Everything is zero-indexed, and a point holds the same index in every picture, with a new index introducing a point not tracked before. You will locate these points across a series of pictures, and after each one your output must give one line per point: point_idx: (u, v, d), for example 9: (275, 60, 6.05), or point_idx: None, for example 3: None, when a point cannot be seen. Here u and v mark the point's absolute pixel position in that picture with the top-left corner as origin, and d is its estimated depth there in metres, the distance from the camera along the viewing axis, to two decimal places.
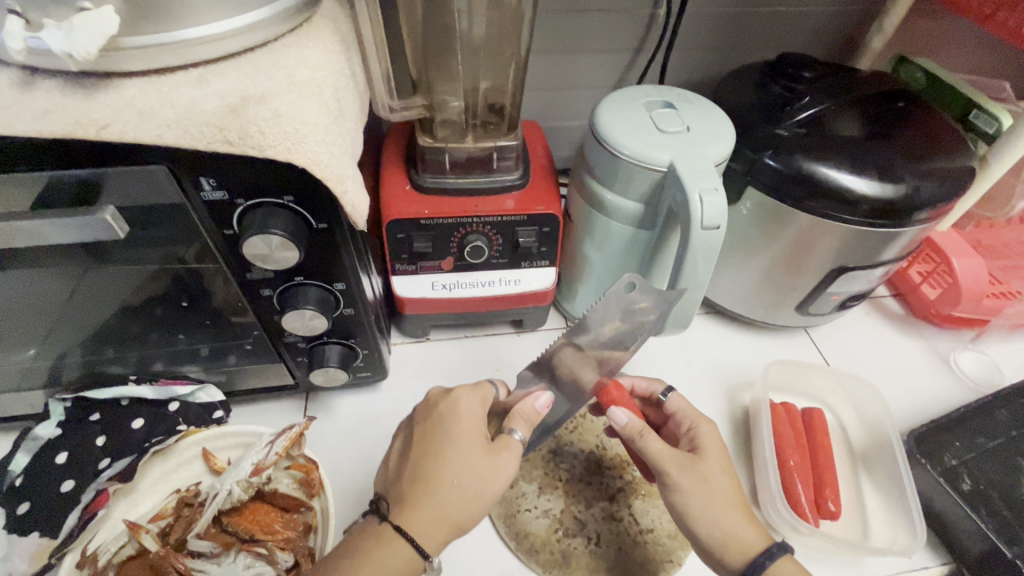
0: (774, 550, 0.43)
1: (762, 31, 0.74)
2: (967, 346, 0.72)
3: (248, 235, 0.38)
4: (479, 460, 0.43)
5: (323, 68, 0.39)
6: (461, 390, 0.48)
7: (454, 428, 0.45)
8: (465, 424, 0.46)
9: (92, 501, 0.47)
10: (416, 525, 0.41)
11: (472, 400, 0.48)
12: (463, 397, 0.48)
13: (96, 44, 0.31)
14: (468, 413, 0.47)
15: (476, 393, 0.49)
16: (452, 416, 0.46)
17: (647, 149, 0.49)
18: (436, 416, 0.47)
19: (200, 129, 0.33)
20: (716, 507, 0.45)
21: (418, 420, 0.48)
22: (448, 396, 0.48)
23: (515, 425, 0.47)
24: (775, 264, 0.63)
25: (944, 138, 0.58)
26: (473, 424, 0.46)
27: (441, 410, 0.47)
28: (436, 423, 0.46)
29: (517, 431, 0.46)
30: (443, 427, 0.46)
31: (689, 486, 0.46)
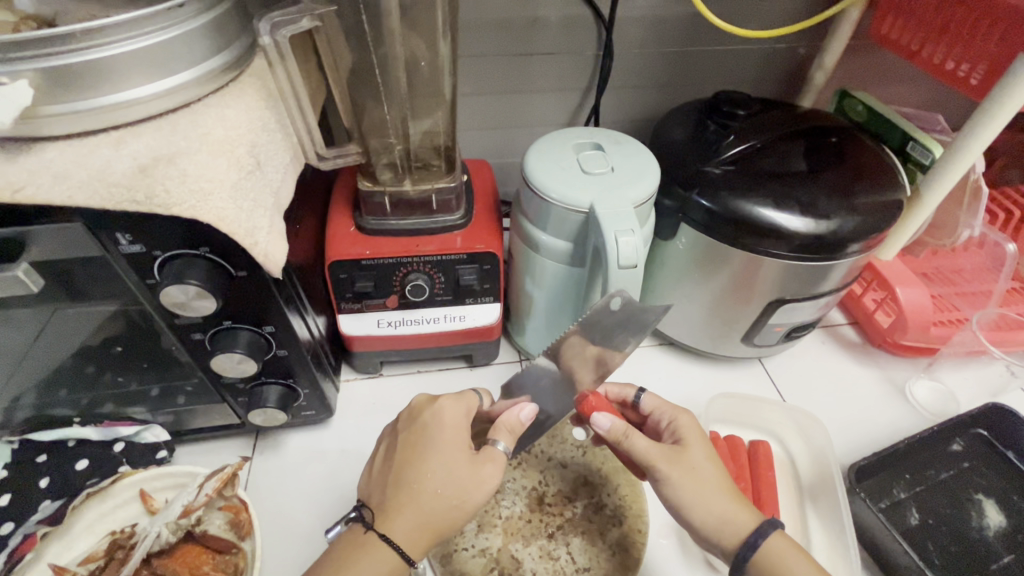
0: (765, 528, 0.44)
1: (707, 68, 0.76)
2: (921, 375, 0.72)
3: (165, 285, 0.40)
4: (462, 470, 0.44)
5: (243, 125, 0.41)
6: (446, 399, 0.49)
7: (438, 438, 0.46)
8: (448, 434, 0.46)
9: (20, 545, 0.48)
10: (398, 532, 0.42)
11: (456, 410, 0.48)
12: (449, 406, 0.49)
13: (11, 114, 0.33)
14: (451, 423, 0.47)
15: (460, 403, 0.49)
16: (436, 425, 0.47)
17: (571, 191, 0.51)
18: (421, 424, 0.47)
19: (109, 190, 0.35)
20: (701, 493, 0.45)
21: (402, 427, 0.48)
22: (433, 406, 0.48)
23: (498, 436, 0.48)
24: (718, 297, 0.63)
25: (874, 173, 0.59)
26: (458, 433, 0.47)
27: (426, 419, 0.48)
28: (421, 432, 0.47)
29: (501, 442, 0.47)
30: (427, 437, 0.46)
31: (677, 475, 0.46)
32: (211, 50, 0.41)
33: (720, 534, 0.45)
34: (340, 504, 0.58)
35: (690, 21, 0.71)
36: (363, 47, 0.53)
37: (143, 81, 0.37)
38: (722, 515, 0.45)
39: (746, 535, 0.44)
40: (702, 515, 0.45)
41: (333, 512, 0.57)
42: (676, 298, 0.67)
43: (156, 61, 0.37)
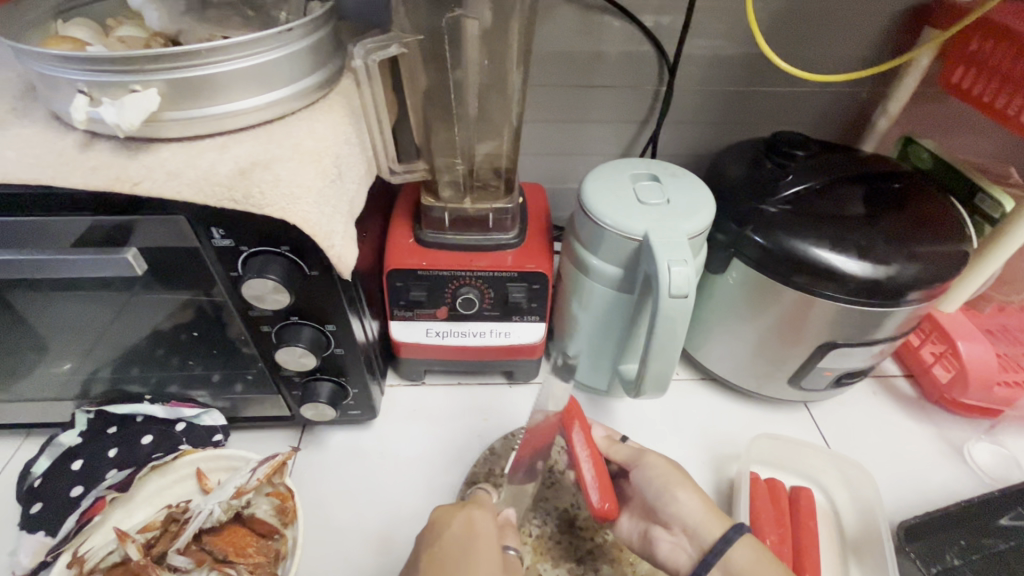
0: (731, 535, 0.47)
1: (766, 108, 0.77)
2: (981, 437, 0.68)
3: (248, 278, 0.44)
4: None
5: (329, 138, 0.45)
6: (475, 509, 0.48)
7: (471, 550, 0.45)
8: (483, 544, 0.45)
9: (90, 507, 0.51)
10: None
11: (486, 519, 0.48)
12: (478, 516, 0.48)
13: (139, 117, 0.38)
14: (484, 531, 0.46)
15: (488, 512, 0.49)
16: (467, 537, 0.46)
17: (626, 220, 0.52)
18: (452, 533, 0.46)
19: (212, 189, 0.39)
20: (672, 486, 0.52)
21: (425, 541, 0.46)
22: (464, 514, 0.47)
23: (507, 540, 0.50)
24: (767, 335, 0.62)
25: (938, 223, 0.58)
26: (491, 544, 0.46)
27: (456, 530, 0.46)
28: (452, 547, 0.45)
29: (511, 547, 0.49)
30: (462, 548, 0.45)
31: (656, 465, 0.54)
32: (310, 69, 0.45)
33: (702, 531, 0.49)
34: (377, 504, 0.60)
35: (752, 63, 0.73)
36: (440, 72, 0.57)
37: (248, 95, 0.42)
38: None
39: (713, 543, 0.48)
40: (683, 514, 0.50)
41: (370, 512, 0.59)
42: (721, 333, 0.67)
43: (264, 77, 0.42)
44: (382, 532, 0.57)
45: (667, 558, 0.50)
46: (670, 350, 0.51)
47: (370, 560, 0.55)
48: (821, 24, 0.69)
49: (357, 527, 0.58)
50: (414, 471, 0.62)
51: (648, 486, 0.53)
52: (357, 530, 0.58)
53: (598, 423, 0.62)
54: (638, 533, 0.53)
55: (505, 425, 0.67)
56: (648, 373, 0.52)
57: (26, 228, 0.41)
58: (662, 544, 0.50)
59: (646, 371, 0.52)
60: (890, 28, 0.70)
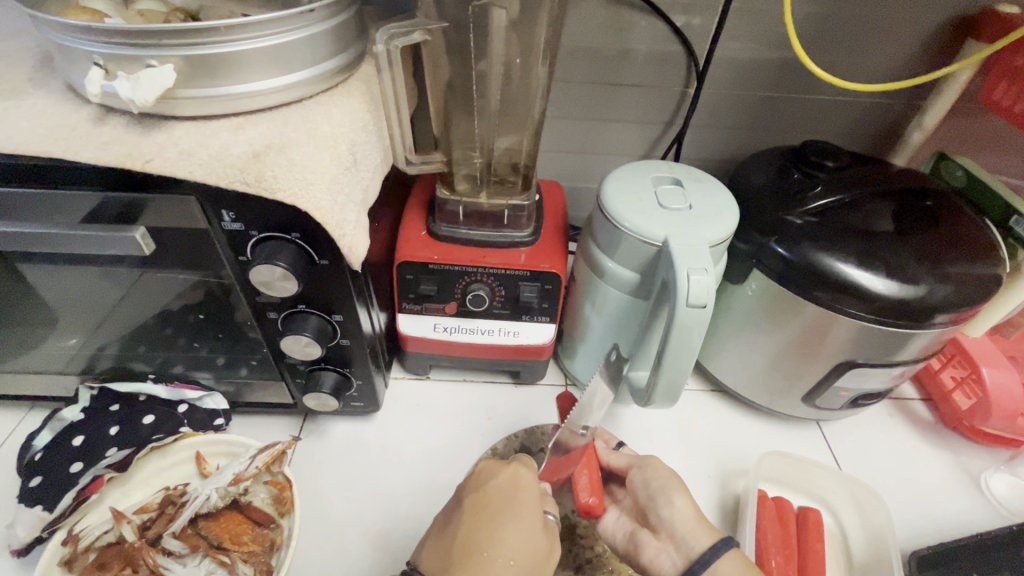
0: (720, 546, 0.45)
1: (796, 116, 0.75)
2: (1000, 467, 0.66)
3: (256, 263, 0.42)
4: (537, 537, 0.43)
5: (346, 125, 0.44)
6: (522, 466, 0.48)
7: (514, 502, 0.45)
8: (525, 500, 0.45)
9: (88, 486, 0.50)
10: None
11: (531, 477, 0.47)
12: (523, 473, 0.47)
13: (154, 94, 0.37)
14: (528, 487, 0.46)
15: (534, 473, 0.48)
16: (511, 488, 0.46)
17: (645, 223, 0.51)
18: (495, 485, 0.46)
19: (224, 169, 0.38)
20: (663, 494, 0.50)
21: (471, 490, 0.47)
22: (509, 470, 0.47)
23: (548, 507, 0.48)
24: (785, 350, 0.61)
25: (972, 244, 0.56)
26: (535, 501, 0.45)
27: (501, 481, 0.46)
28: (493, 497, 0.45)
29: (552, 513, 0.47)
30: (505, 500, 0.45)
31: (653, 470, 0.52)
32: (330, 53, 0.44)
33: (690, 539, 0.47)
34: (374, 498, 0.59)
35: (783, 68, 0.70)
36: (464, 62, 0.56)
37: (266, 76, 0.41)
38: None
39: (701, 554, 0.45)
40: (674, 519, 0.48)
41: (366, 507, 0.58)
42: (736, 344, 0.65)
43: (283, 57, 0.41)
44: (378, 527, 0.57)
45: (650, 562, 0.49)
46: (683, 362, 0.49)
47: (367, 554, 0.54)
48: (859, 31, 0.67)
49: (353, 520, 0.57)
50: (414, 467, 0.61)
51: (641, 490, 0.52)
52: (353, 523, 0.57)
53: (600, 430, 0.61)
54: (624, 531, 0.52)
55: (509, 425, 0.66)
56: (657, 384, 0.51)
57: (36, 200, 0.40)
58: (648, 548, 0.49)
59: (655, 381, 0.51)
60: (932, 38, 0.67)
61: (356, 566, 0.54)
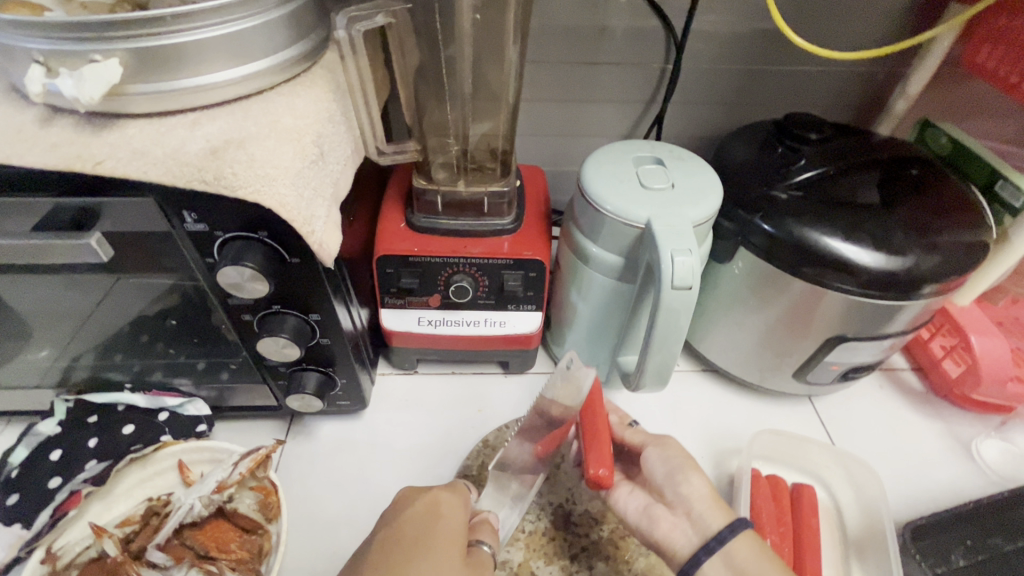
0: (736, 524, 0.44)
1: (778, 89, 0.74)
2: (991, 434, 0.66)
3: (223, 265, 0.41)
4: (450, 570, 0.39)
5: (310, 116, 0.42)
6: (442, 492, 0.46)
7: (430, 532, 0.42)
8: (441, 532, 0.42)
9: (65, 501, 0.49)
10: None
11: (453, 503, 0.45)
12: (445, 500, 0.45)
13: (100, 91, 0.35)
14: (447, 517, 0.43)
15: (458, 496, 0.46)
16: (427, 517, 0.43)
17: (627, 206, 0.49)
18: (412, 513, 0.43)
19: (181, 168, 0.36)
20: (679, 470, 0.49)
21: (385, 523, 0.44)
22: (427, 495, 0.45)
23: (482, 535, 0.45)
24: (774, 327, 0.60)
25: (958, 211, 0.55)
26: (456, 532, 0.42)
27: (416, 511, 0.43)
28: (402, 532, 0.42)
29: (487, 542, 0.45)
30: (421, 531, 0.42)
31: (672, 448, 0.51)
32: (289, 40, 0.42)
33: (708, 517, 0.45)
34: (365, 497, 0.58)
35: (763, 39, 0.69)
36: (433, 46, 0.53)
37: (221, 67, 0.39)
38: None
39: (718, 531, 0.45)
40: (690, 497, 0.47)
41: (357, 507, 0.57)
42: (725, 323, 0.64)
43: (237, 47, 0.39)
44: (370, 526, 0.56)
45: (663, 538, 0.47)
46: (670, 345, 0.48)
47: None
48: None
49: (344, 520, 0.56)
50: (404, 463, 0.61)
51: (658, 466, 0.50)
52: (344, 523, 0.56)
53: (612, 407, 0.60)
54: (635, 507, 0.50)
55: (501, 416, 0.65)
56: (646, 368, 0.50)
57: None
58: (662, 523, 0.48)
59: (644, 365, 0.50)
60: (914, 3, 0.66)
61: None
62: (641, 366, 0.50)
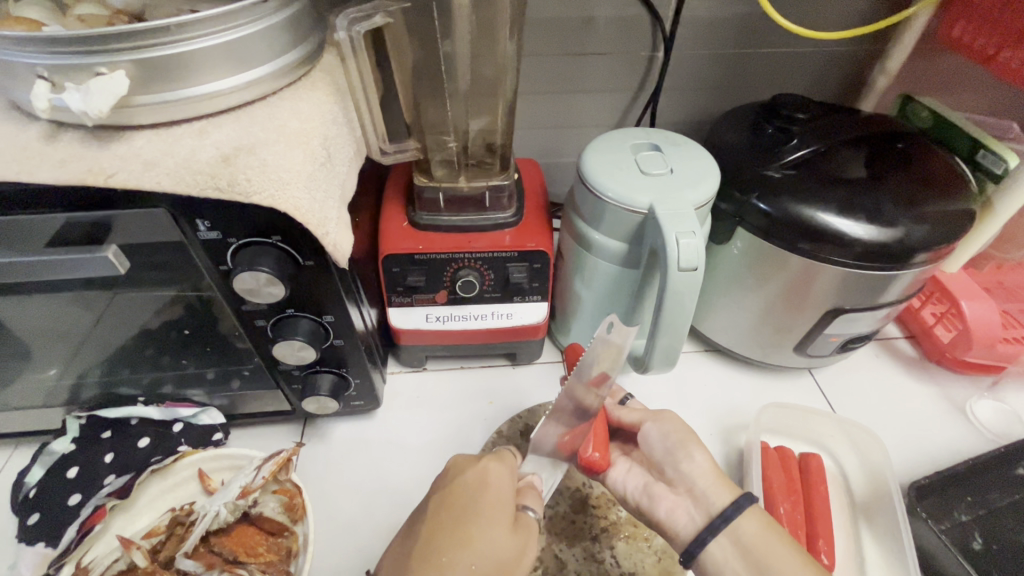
0: (741, 502, 0.46)
1: (764, 71, 0.75)
2: (984, 394, 0.68)
3: (239, 271, 0.41)
4: (505, 540, 0.41)
5: (315, 119, 0.42)
6: (491, 462, 0.46)
7: (479, 503, 0.43)
8: (493, 502, 0.43)
9: (91, 516, 0.50)
10: None
11: (503, 473, 0.46)
12: (494, 469, 0.46)
13: (108, 103, 0.35)
14: (498, 487, 0.44)
15: (506, 465, 0.47)
16: (478, 488, 0.44)
17: (629, 192, 0.51)
18: (464, 484, 0.45)
19: (194, 177, 0.36)
20: (679, 447, 0.51)
21: (439, 487, 0.46)
22: (478, 466, 0.46)
23: (527, 500, 0.47)
24: (774, 304, 0.61)
25: (945, 181, 0.57)
26: (506, 501, 0.44)
27: (469, 481, 0.45)
28: (457, 499, 0.43)
29: (532, 508, 0.46)
30: (472, 502, 0.43)
31: (667, 423, 0.53)
32: (290, 45, 0.42)
33: (710, 494, 0.47)
34: (385, 494, 0.59)
35: (746, 23, 0.70)
36: (428, 44, 0.54)
37: (226, 75, 0.39)
38: (772, 556, 0.42)
39: (721, 509, 0.46)
40: (692, 474, 0.49)
41: (378, 505, 0.58)
42: (726, 303, 0.66)
43: (240, 54, 0.39)
44: (393, 522, 0.57)
45: (666, 517, 0.49)
46: (678, 326, 0.49)
47: (384, 550, 0.55)
48: None
49: (366, 518, 0.57)
50: (421, 459, 0.62)
51: (658, 443, 0.53)
52: (366, 521, 0.57)
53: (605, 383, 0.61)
54: (636, 485, 0.53)
55: (512, 407, 0.66)
56: (655, 349, 0.51)
57: None
58: (662, 502, 0.50)
59: (654, 347, 0.51)
60: None
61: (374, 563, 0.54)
62: (651, 348, 0.52)
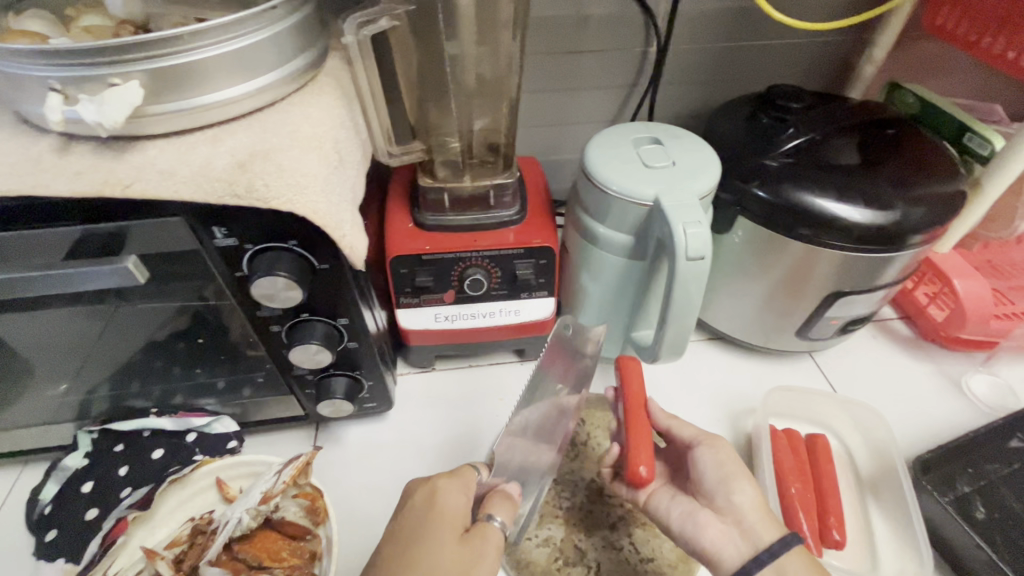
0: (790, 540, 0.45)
1: (754, 63, 0.77)
2: (978, 369, 0.71)
3: (256, 277, 0.41)
4: (448, 562, 0.40)
5: (325, 123, 0.42)
6: (440, 479, 0.45)
7: (427, 523, 0.42)
8: (440, 521, 0.42)
9: (113, 529, 0.50)
10: None
11: (452, 490, 0.44)
12: (443, 488, 0.44)
13: (123, 114, 0.35)
14: (445, 506, 0.43)
15: (456, 481, 0.45)
16: (426, 507, 0.43)
17: (634, 185, 0.52)
18: (410, 507, 0.44)
19: (211, 184, 0.37)
20: (731, 478, 0.50)
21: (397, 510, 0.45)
22: (427, 486, 0.45)
23: (494, 510, 0.45)
24: (776, 289, 0.63)
25: (935, 164, 0.59)
26: (454, 519, 0.43)
27: (416, 502, 0.44)
28: (406, 523, 0.42)
29: (496, 518, 0.44)
30: (416, 524, 0.42)
31: (721, 450, 0.52)
32: (297, 50, 0.42)
33: (759, 529, 0.47)
34: None
35: (736, 16, 0.72)
36: (429, 46, 0.54)
37: (237, 81, 0.39)
38: None
39: (770, 544, 0.46)
40: (743, 507, 0.48)
41: (397, 506, 0.58)
42: (728, 291, 0.67)
43: (251, 60, 0.39)
44: None
45: (710, 546, 0.48)
46: (685, 317, 0.51)
47: None
48: None
49: (385, 519, 0.57)
50: (436, 457, 0.62)
51: (709, 470, 0.51)
52: (385, 522, 0.57)
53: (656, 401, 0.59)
54: (679, 512, 0.51)
55: None
56: (664, 342, 0.52)
57: (8, 243, 0.38)
58: (710, 529, 0.48)
59: (662, 340, 0.53)
60: None
61: None
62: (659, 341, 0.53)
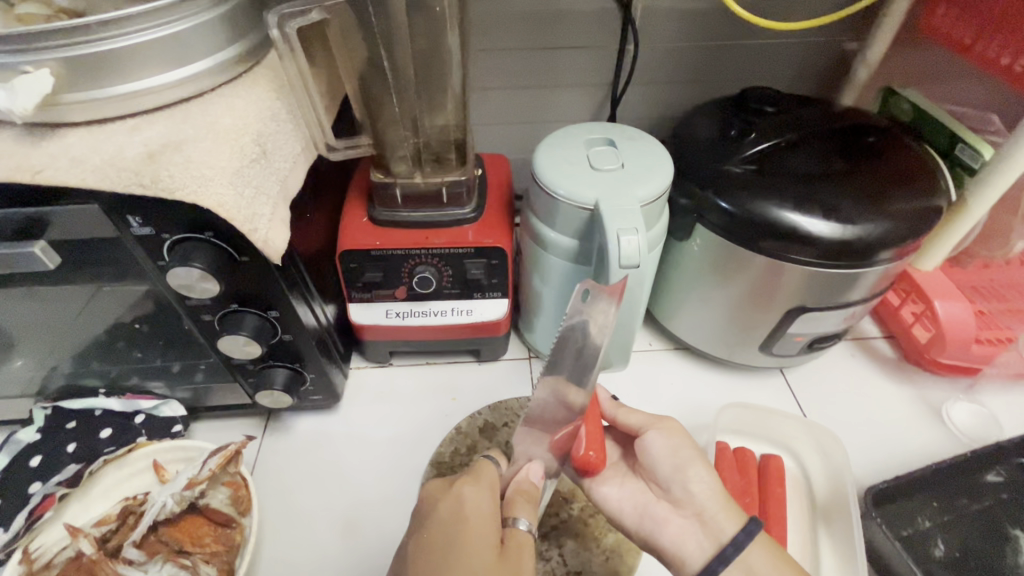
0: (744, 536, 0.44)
1: (741, 63, 0.73)
2: (961, 396, 0.66)
3: (173, 266, 0.42)
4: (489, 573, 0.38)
5: (251, 115, 0.42)
6: (464, 485, 0.43)
7: (458, 538, 0.40)
8: (472, 532, 0.40)
9: (40, 504, 0.51)
10: None
11: (479, 496, 0.42)
12: (469, 494, 0.43)
13: (34, 102, 0.35)
14: (474, 514, 0.41)
15: (481, 486, 0.43)
16: (456, 519, 0.41)
17: (576, 188, 0.50)
18: (438, 519, 0.41)
19: (119, 173, 0.37)
20: (687, 465, 0.48)
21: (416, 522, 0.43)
22: (450, 492, 0.43)
23: (518, 512, 0.42)
24: (738, 301, 0.60)
25: (914, 176, 0.55)
26: (484, 526, 0.40)
27: (441, 514, 0.41)
28: (434, 537, 0.40)
29: (524, 521, 0.42)
30: (450, 537, 0.40)
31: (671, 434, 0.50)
32: (227, 41, 0.42)
33: (719, 522, 0.45)
34: (342, 489, 0.59)
35: (720, 14, 0.69)
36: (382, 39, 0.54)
37: (157, 71, 0.39)
38: None
39: (732, 535, 0.44)
40: (701, 496, 0.47)
41: (335, 500, 0.58)
42: (692, 300, 0.64)
43: (172, 50, 0.39)
44: (347, 515, 0.57)
45: (672, 545, 0.47)
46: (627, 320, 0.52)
47: (336, 542, 0.55)
48: None
49: (321, 512, 0.57)
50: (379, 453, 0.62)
51: (664, 458, 0.49)
52: (320, 515, 0.57)
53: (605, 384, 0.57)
54: (633, 506, 0.50)
55: (472, 402, 0.66)
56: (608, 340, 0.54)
57: None
58: (670, 528, 0.47)
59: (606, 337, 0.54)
60: None
61: (323, 558, 0.54)
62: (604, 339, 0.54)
